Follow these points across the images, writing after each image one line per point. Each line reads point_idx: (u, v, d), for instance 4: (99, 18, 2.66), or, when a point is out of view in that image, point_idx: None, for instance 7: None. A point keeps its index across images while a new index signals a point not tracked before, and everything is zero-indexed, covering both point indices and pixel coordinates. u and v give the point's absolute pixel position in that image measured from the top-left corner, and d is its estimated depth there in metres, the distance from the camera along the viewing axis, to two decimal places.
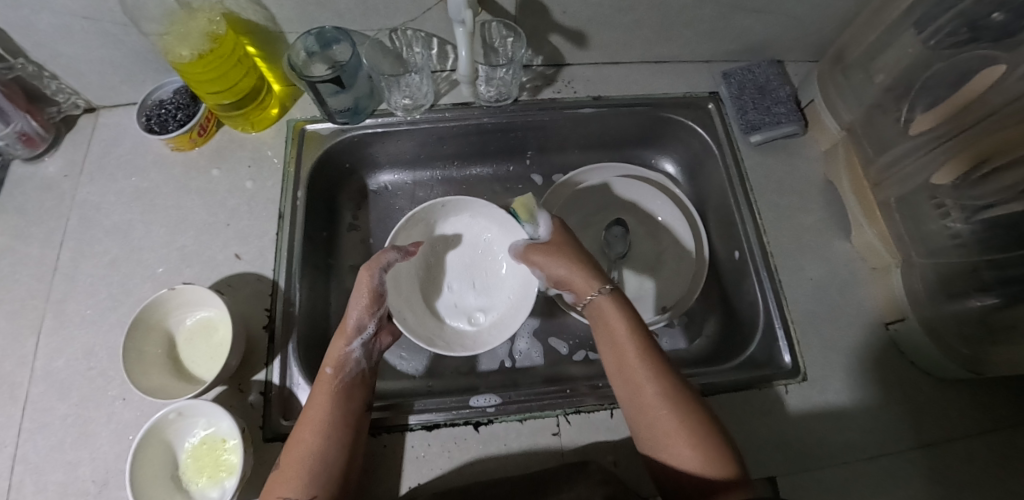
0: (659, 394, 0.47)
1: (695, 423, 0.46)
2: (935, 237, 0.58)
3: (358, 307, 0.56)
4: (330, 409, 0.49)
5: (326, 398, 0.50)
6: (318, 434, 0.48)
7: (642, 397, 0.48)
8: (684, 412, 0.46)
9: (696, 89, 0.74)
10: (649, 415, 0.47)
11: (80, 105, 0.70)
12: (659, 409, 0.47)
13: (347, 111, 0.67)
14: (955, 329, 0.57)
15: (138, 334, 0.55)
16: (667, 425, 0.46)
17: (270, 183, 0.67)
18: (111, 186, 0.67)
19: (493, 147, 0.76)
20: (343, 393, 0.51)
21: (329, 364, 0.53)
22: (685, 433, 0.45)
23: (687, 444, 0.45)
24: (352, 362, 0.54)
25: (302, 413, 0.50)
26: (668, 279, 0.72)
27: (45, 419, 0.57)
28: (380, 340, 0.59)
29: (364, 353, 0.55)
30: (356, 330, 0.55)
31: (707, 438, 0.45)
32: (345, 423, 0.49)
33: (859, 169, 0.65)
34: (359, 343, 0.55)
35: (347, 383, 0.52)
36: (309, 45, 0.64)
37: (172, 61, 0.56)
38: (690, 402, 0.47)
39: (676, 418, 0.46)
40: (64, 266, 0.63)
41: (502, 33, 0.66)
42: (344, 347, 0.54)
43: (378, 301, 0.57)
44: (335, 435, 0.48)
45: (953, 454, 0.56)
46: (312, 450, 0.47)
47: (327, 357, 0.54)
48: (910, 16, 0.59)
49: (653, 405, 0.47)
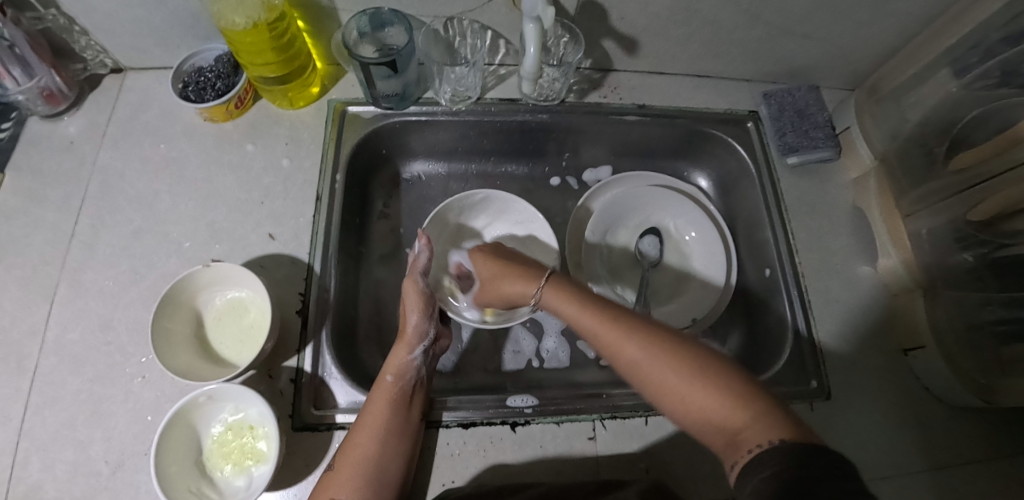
0: (641, 347, 0.42)
1: (700, 364, 0.39)
2: (957, 269, 0.61)
3: (417, 315, 0.58)
4: (388, 416, 0.50)
5: (384, 405, 0.51)
6: (374, 439, 0.49)
7: (629, 355, 0.43)
8: (679, 355, 0.41)
9: (736, 107, 0.76)
10: (643, 373, 0.41)
11: (107, 64, 0.67)
12: (651, 361, 0.41)
13: (393, 96, 0.66)
14: (972, 359, 0.59)
15: (166, 310, 0.52)
16: (665, 376, 0.40)
17: (308, 163, 0.65)
18: (135, 152, 0.64)
19: (531, 146, 0.75)
20: (402, 401, 0.52)
21: (390, 370, 0.54)
22: (687, 378, 0.39)
23: (697, 387, 0.38)
24: (411, 370, 0.55)
25: (360, 415, 0.51)
26: (698, 291, 0.72)
27: (55, 394, 0.53)
28: (437, 344, 0.61)
29: (424, 362, 0.57)
30: (417, 338, 0.57)
31: (717, 375, 0.38)
32: (404, 432, 0.50)
33: (892, 198, 0.67)
34: (420, 351, 0.57)
35: (406, 391, 0.53)
36: (362, 26, 0.61)
37: (222, 28, 0.53)
38: (684, 344, 0.42)
39: (671, 365, 0.40)
40: (82, 233, 0.60)
41: (558, 33, 0.66)
42: (406, 356, 0.55)
43: (430, 306, 0.59)
44: (392, 443, 0.49)
45: (962, 479, 0.58)
46: (368, 455, 0.48)
47: (388, 364, 0.55)
48: (950, 56, 0.62)
49: (641, 360, 0.42)
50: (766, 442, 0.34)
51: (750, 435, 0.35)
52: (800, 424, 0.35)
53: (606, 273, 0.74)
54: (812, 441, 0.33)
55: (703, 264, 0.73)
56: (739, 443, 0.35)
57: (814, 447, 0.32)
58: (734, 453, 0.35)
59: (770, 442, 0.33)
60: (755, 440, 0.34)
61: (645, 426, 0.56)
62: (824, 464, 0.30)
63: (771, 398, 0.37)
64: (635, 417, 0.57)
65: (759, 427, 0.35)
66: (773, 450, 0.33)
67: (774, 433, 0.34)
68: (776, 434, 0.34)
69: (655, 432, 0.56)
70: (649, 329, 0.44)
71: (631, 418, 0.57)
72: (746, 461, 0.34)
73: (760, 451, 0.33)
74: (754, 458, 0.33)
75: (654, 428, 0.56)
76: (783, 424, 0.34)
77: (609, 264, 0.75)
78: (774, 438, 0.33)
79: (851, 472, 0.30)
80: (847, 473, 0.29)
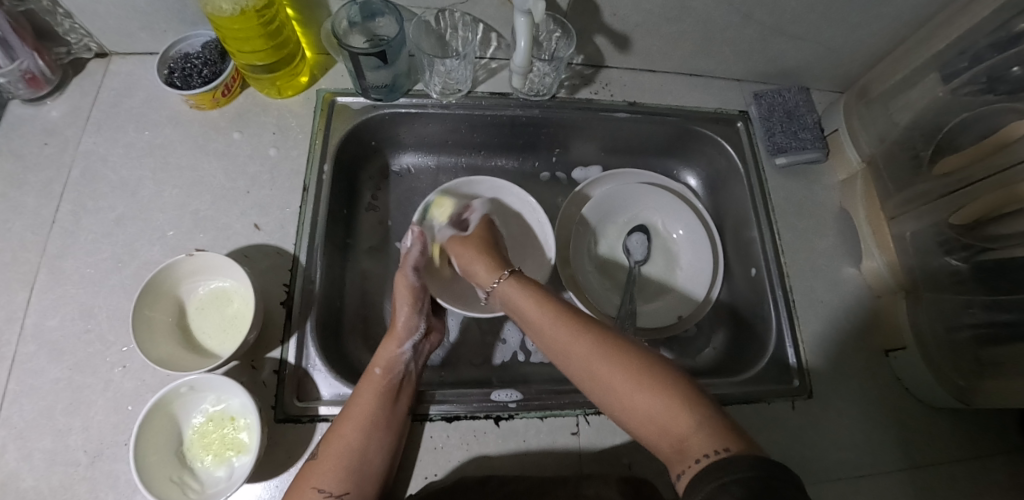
0: (589, 352, 0.44)
1: (652, 371, 0.41)
2: (938, 272, 0.62)
3: (408, 309, 0.58)
4: (375, 408, 0.50)
5: (372, 397, 0.51)
6: (359, 431, 0.49)
7: (583, 359, 0.44)
8: (632, 360, 0.42)
9: (727, 106, 0.76)
10: (596, 378, 0.43)
11: (92, 48, 0.66)
12: (603, 367, 0.43)
13: (383, 87, 0.65)
14: (951, 360, 0.60)
15: (147, 299, 0.52)
16: (618, 382, 0.41)
17: (296, 152, 0.65)
18: (120, 138, 0.63)
19: (521, 140, 0.75)
20: (390, 394, 0.52)
21: (379, 364, 0.54)
22: (634, 387, 0.41)
23: (647, 393, 0.40)
24: (400, 364, 0.55)
25: (347, 406, 0.51)
26: (683, 289, 0.73)
27: (33, 382, 0.52)
28: (429, 339, 0.61)
29: (414, 357, 0.57)
30: (407, 331, 0.57)
31: (660, 382, 0.40)
32: (389, 426, 0.50)
33: (876, 200, 0.68)
34: (409, 345, 0.57)
35: (394, 384, 0.53)
36: (352, 15, 0.61)
37: (209, 13, 0.52)
38: (638, 351, 0.43)
39: (624, 370, 0.42)
40: (63, 219, 0.59)
41: (550, 27, 0.66)
42: (395, 349, 0.56)
43: (420, 301, 0.60)
44: (376, 436, 0.49)
45: (936, 479, 0.59)
46: (353, 447, 0.48)
47: (377, 357, 0.55)
48: (937, 60, 0.62)
49: (591, 366, 0.43)
50: (711, 452, 0.35)
51: (694, 445, 0.36)
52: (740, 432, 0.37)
53: (594, 270, 0.74)
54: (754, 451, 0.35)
55: (690, 263, 0.74)
56: (685, 452, 0.37)
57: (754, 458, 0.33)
58: (680, 460, 0.37)
59: (715, 452, 0.35)
60: (700, 449, 0.36)
61: None
62: (762, 474, 0.32)
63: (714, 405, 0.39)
64: None
65: (702, 437, 0.36)
66: (717, 460, 0.34)
67: (717, 442, 0.36)
68: (719, 444, 0.35)
69: None
70: (605, 334, 0.45)
71: None
72: (692, 468, 0.35)
73: (703, 460, 0.35)
74: (698, 467, 0.35)
75: None
76: (728, 435, 0.36)
77: (597, 259, 0.75)
78: (718, 448, 0.35)
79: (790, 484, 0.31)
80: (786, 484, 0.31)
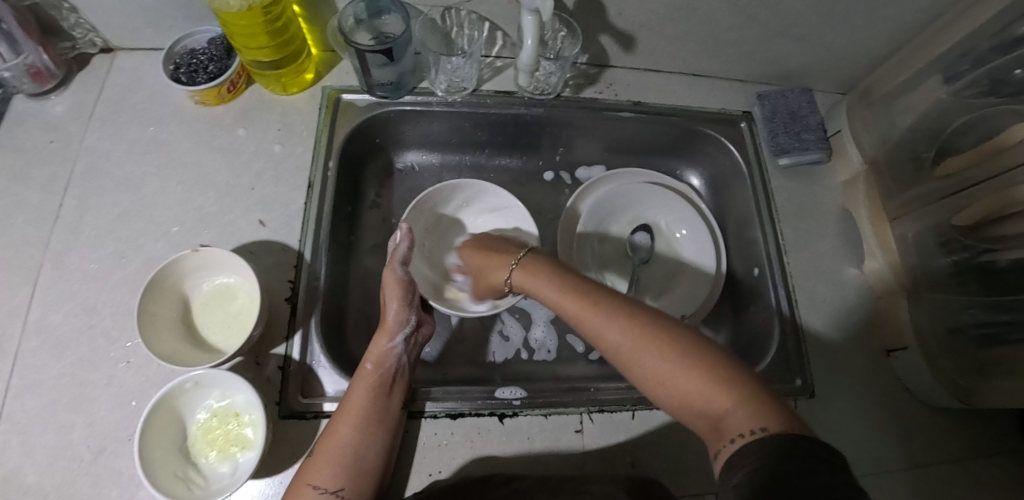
0: (620, 331, 0.42)
1: (687, 350, 0.39)
2: (940, 273, 0.62)
3: (397, 304, 0.58)
4: (367, 403, 0.50)
5: (364, 392, 0.51)
6: (353, 427, 0.49)
7: (612, 340, 0.43)
8: (664, 339, 0.40)
9: (730, 106, 0.76)
10: (627, 359, 0.42)
11: (97, 43, 0.66)
12: (634, 346, 0.41)
13: (389, 85, 0.65)
14: (953, 361, 0.61)
15: (153, 294, 0.52)
16: (651, 361, 0.40)
17: (301, 149, 0.65)
18: (124, 134, 0.63)
19: (525, 139, 0.75)
20: (382, 389, 0.52)
21: (370, 359, 0.54)
22: (670, 365, 0.39)
23: (681, 373, 0.38)
24: (392, 359, 0.55)
25: (341, 404, 0.51)
26: (686, 288, 0.73)
27: (37, 377, 0.52)
28: (420, 332, 0.61)
29: (405, 351, 0.57)
30: (397, 326, 0.57)
31: (697, 360, 0.38)
32: (382, 421, 0.50)
33: (879, 200, 0.69)
34: (401, 340, 0.57)
35: (386, 379, 0.53)
36: (358, 12, 0.61)
37: (217, 9, 0.52)
38: (671, 328, 0.41)
39: (658, 349, 0.40)
40: (67, 214, 0.59)
41: (556, 27, 0.66)
42: (386, 344, 0.55)
43: (410, 294, 0.59)
44: (370, 431, 0.49)
45: (937, 478, 0.60)
46: (347, 443, 0.48)
47: (368, 353, 0.55)
48: (941, 63, 0.62)
49: (625, 344, 0.42)
50: (748, 431, 0.34)
51: (733, 423, 0.35)
52: (785, 409, 0.35)
53: (597, 269, 0.74)
54: (796, 429, 0.33)
55: (692, 263, 0.74)
56: (722, 430, 0.35)
57: (797, 439, 0.32)
58: (717, 439, 0.35)
59: (753, 431, 0.33)
60: (739, 428, 0.34)
61: (632, 420, 0.57)
62: (805, 457, 0.30)
63: (755, 381, 0.37)
64: (622, 411, 0.57)
65: (742, 414, 0.35)
66: (756, 442, 0.33)
67: (757, 420, 0.34)
68: (760, 423, 0.34)
69: (641, 425, 0.57)
70: (637, 313, 0.43)
71: (617, 412, 0.57)
72: (729, 448, 0.34)
73: (743, 439, 0.33)
74: (737, 446, 0.33)
75: (641, 421, 0.57)
76: (769, 413, 0.34)
77: (599, 258, 0.75)
78: (758, 428, 0.33)
79: (834, 466, 0.30)
80: (830, 468, 0.30)
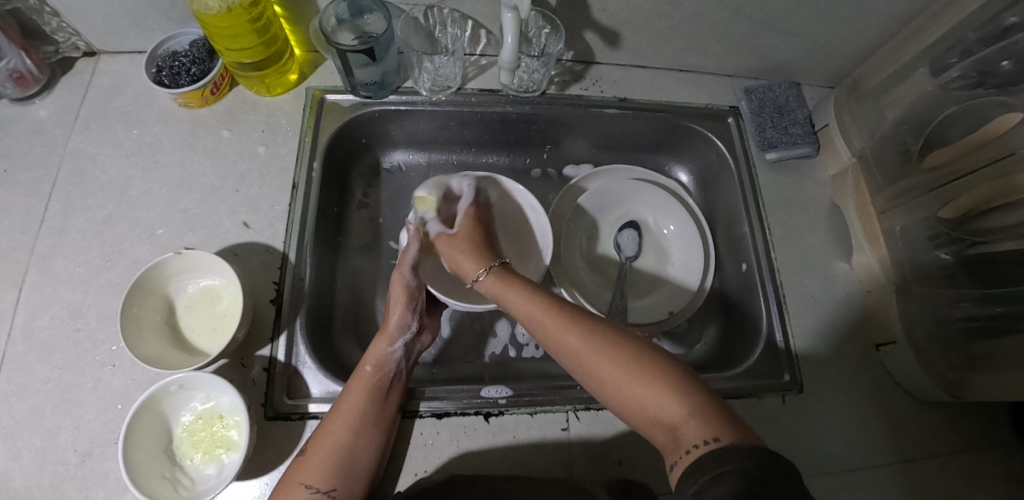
0: (582, 340, 0.43)
1: (643, 359, 0.40)
2: (927, 266, 0.62)
3: (402, 308, 0.58)
4: (365, 405, 0.50)
5: (362, 394, 0.51)
6: (348, 429, 0.49)
7: (573, 351, 0.43)
8: (624, 350, 0.41)
9: (718, 101, 0.76)
10: (589, 369, 0.42)
11: (80, 47, 0.66)
12: (593, 356, 0.42)
13: (372, 85, 0.65)
14: (941, 355, 0.60)
15: (136, 298, 0.52)
16: (611, 373, 0.41)
17: (285, 150, 0.65)
18: (109, 137, 0.63)
19: (512, 137, 0.75)
20: (380, 393, 0.52)
21: (370, 362, 0.54)
22: (627, 373, 0.40)
23: (641, 382, 0.39)
24: (392, 362, 0.55)
25: (337, 404, 0.51)
26: (676, 283, 0.73)
27: (23, 381, 0.52)
28: (419, 339, 0.61)
29: (404, 355, 0.57)
30: (398, 331, 0.57)
31: (654, 370, 0.39)
32: (377, 424, 0.50)
33: (867, 196, 0.68)
34: (401, 344, 0.57)
35: (384, 382, 0.53)
36: (340, 13, 0.61)
37: (195, 10, 0.52)
38: (631, 341, 0.42)
39: (616, 360, 0.41)
40: (52, 218, 0.59)
41: (539, 24, 0.66)
42: (386, 348, 0.55)
43: (416, 301, 0.59)
44: (365, 434, 0.49)
45: (926, 472, 0.60)
46: (341, 443, 0.48)
47: (367, 355, 0.55)
48: (926, 55, 0.62)
49: (586, 355, 0.43)
50: (703, 441, 0.34)
51: (687, 434, 0.35)
52: (737, 421, 0.36)
53: (585, 266, 0.74)
54: (748, 439, 0.34)
55: (680, 258, 0.74)
56: (678, 440, 0.36)
57: (744, 449, 0.32)
58: (673, 450, 0.36)
59: (706, 441, 0.34)
60: (693, 438, 0.35)
61: (619, 418, 0.57)
62: (759, 465, 0.31)
63: (706, 390, 0.38)
64: (609, 408, 0.57)
65: (696, 424, 0.36)
66: (709, 450, 0.33)
67: (711, 431, 0.35)
68: (713, 433, 0.34)
69: (628, 423, 0.57)
70: (597, 326, 0.44)
71: (604, 409, 0.57)
72: (685, 458, 0.35)
73: (696, 450, 0.34)
74: (692, 457, 0.34)
75: (628, 419, 0.57)
76: (721, 423, 0.35)
77: (588, 256, 0.75)
78: (710, 438, 0.34)
79: (786, 476, 0.31)
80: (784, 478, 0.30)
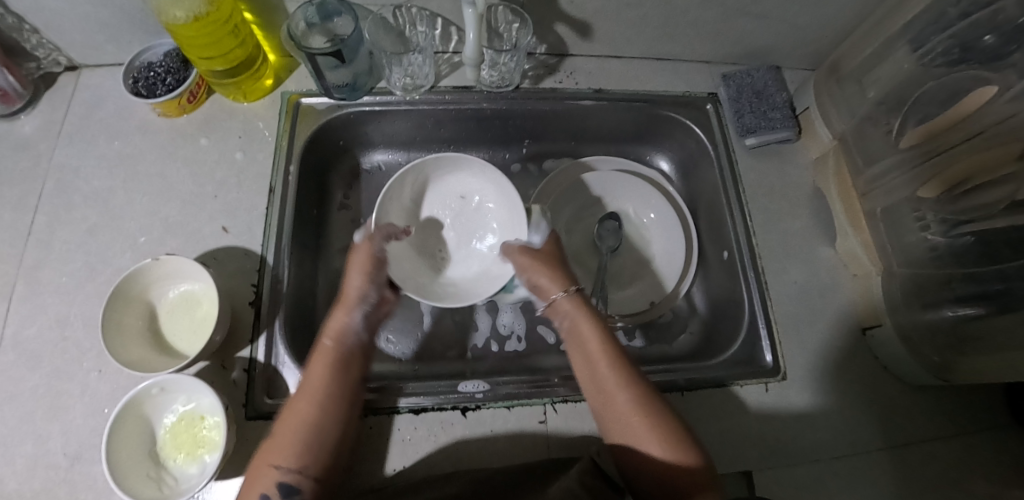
0: (618, 382, 0.48)
1: (656, 413, 0.46)
2: (913, 248, 0.60)
3: (360, 277, 0.56)
4: (326, 379, 0.49)
5: (324, 369, 0.50)
6: (315, 405, 0.47)
7: (606, 387, 0.49)
8: (643, 401, 0.47)
9: (696, 89, 0.75)
10: (612, 405, 0.48)
11: (61, 62, 0.67)
12: (619, 396, 0.48)
13: (344, 86, 0.66)
14: (927, 338, 0.59)
15: (116, 305, 0.53)
16: (631, 418, 0.47)
17: (261, 156, 0.66)
18: (91, 150, 0.65)
19: (490, 134, 0.75)
20: (339, 364, 0.51)
21: (329, 335, 0.53)
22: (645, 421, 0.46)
23: (652, 432, 0.45)
24: (351, 333, 0.53)
25: (301, 382, 0.49)
26: (657, 274, 0.73)
27: (13, 389, 0.54)
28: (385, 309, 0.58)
29: (366, 325, 0.55)
30: (358, 300, 0.55)
31: (665, 424, 0.46)
32: (340, 396, 0.49)
33: (848, 178, 0.67)
34: (361, 313, 0.55)
35: (345, 354, 0.51)
36: (309, 16, 0.61)
37: (165, 22, 0.53)
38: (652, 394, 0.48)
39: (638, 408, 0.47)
40: (39, 231, 0.61)
41: (508, 18, 0.66)
42: (344, 318, 0.54)
43: (377, 270, 0.57)
44: (329, 408, 0.48)
45: (916, 456, 0.59)
46: (307, 420, 0.47)
47: (326, 327, 0.54)
48: (905, 32, 0.61)
49: (612, 394, 0.48)
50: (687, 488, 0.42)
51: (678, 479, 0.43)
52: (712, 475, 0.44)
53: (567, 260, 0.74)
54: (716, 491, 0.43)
55: (663, 249, 0.74)
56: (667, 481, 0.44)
57: None
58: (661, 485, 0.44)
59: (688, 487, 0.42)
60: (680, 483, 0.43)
61: None
62: None
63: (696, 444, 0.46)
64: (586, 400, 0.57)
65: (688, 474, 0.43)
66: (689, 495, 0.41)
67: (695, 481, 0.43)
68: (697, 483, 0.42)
69: None
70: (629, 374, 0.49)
71: (581, 401, 0.57)
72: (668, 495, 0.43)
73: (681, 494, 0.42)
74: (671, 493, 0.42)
75: None
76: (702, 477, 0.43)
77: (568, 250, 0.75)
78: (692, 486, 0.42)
79: None
80: None
